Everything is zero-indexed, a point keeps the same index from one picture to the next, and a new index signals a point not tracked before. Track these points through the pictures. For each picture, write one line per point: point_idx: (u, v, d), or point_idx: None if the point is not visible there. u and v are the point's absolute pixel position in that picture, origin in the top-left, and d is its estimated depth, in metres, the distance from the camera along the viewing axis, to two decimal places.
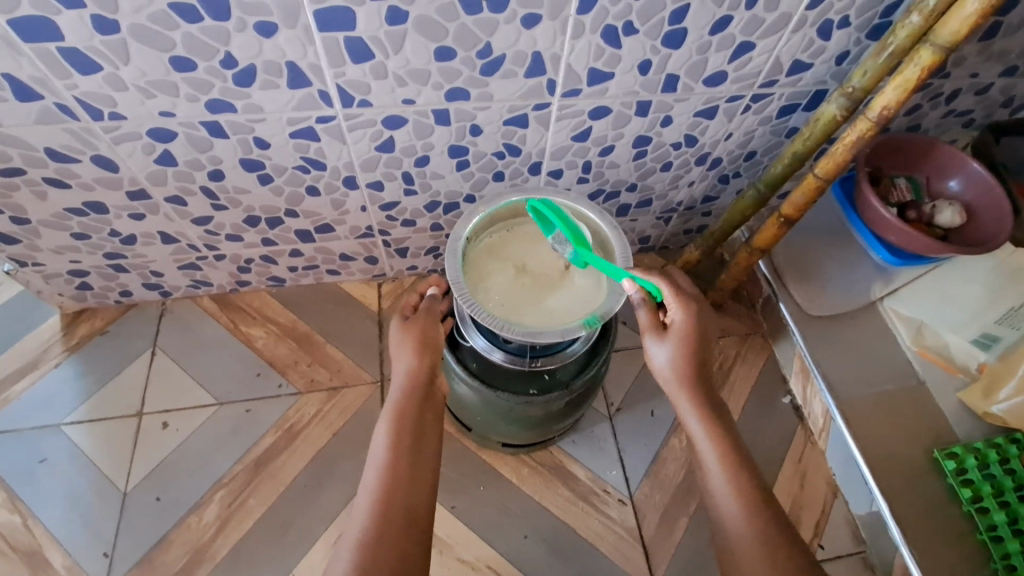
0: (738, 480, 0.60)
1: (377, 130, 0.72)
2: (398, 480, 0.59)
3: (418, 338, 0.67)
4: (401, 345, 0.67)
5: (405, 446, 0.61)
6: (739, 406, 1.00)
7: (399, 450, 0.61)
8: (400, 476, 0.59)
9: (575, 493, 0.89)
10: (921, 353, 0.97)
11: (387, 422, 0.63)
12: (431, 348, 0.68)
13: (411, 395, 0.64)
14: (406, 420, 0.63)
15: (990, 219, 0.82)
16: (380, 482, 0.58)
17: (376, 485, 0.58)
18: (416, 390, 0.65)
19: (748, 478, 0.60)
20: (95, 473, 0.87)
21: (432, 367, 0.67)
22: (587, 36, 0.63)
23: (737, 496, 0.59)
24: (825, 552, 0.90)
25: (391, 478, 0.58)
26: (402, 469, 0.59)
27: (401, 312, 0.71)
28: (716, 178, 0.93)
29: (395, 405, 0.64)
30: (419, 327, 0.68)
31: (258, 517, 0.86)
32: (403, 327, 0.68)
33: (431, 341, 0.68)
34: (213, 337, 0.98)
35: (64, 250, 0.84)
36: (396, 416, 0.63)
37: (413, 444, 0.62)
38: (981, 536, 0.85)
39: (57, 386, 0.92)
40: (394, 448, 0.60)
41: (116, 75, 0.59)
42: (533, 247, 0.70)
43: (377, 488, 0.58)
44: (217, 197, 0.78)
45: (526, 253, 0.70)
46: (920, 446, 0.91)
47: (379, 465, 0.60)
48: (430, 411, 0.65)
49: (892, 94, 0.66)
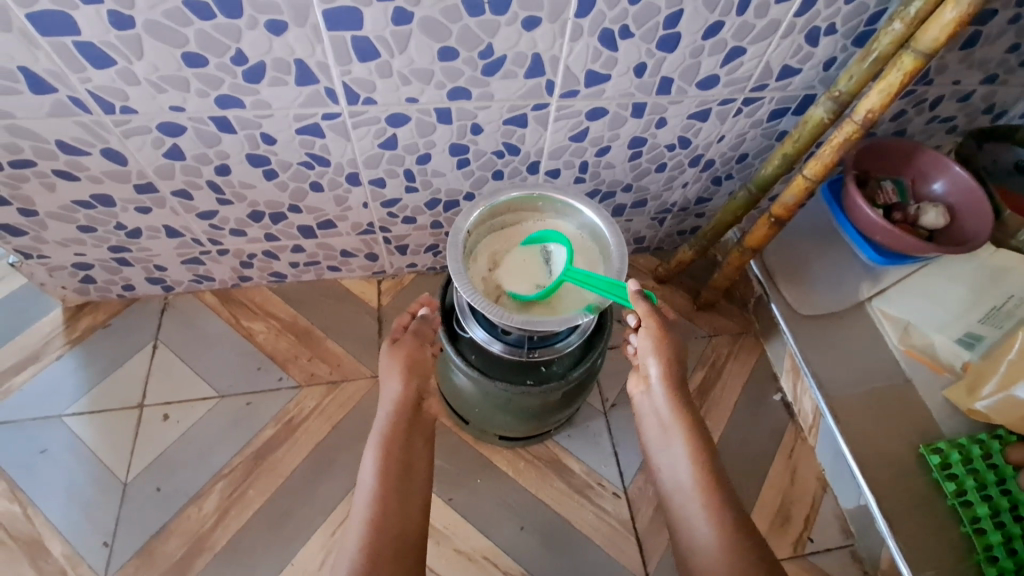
0: (703, 476, 0.67)
1: (381, 127, 0.74)
2: (387, 509, 0.61)
3: (405, 361, 0.70)
4: (388, 370, 0.70)
5: (393, 472, 0.64)
6: (732, 402, 1.02)
7: (387, 477, 0.63)
8: (389, 503, 0.62)
9: (570, 486, 0.91)
10: (908, 352, 0.99)
11: (375, 449, 0.65)
12: (417, 372, 0.70)
13: (398, 422, 0.67)
14: (393, 447, 0.65)
15: (973, 220, 0.85)
16: (369, 511, 0.61)
17: (365, 518, 0.61)
18: (403, 416, 0.68)
19: (712, 477, 0.67)
20: (95, 463, 0.88)
21: (419, 391, 0.70)
22: (585, 38, 0.66)
23: (701, 488, 0.66)
24: (814, 545, 0.92)
25: (381, 506, 0.61)
26: (390, 495, 0.62)
27: (392, 333, 0.74)
28: (710, 179, 0.96)
29: (383, 432, 0.66)
30: (406, 350, 0.71)
31: (257, 507, 0.87)
32: (392, 350, 0.71)
33: (417, 365, 0.70)
34: (214, 332, 0.99)
35: (69, 242, 0.85)
36: (384, 442, 0.65)
37: (402, 472, 0.64)
38: (965, 529, 0.87)
39: (58, 378, 0.93)
40: (383, 476, 0.63)
41: (130, 69, 0.61)
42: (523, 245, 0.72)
43: (367, 517, 0.61)
44: (223, 191, 0.80)
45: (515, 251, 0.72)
46: (907, 441, 0.94)
47: (367, 495, 0.62)
48: (417, 439, 0.68)
49: (876, 98, 0.69)
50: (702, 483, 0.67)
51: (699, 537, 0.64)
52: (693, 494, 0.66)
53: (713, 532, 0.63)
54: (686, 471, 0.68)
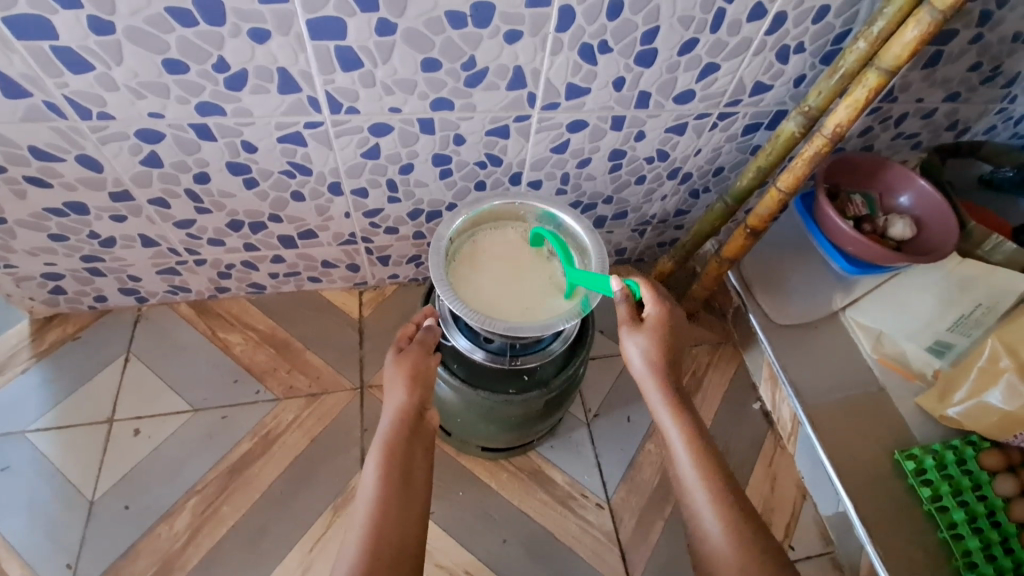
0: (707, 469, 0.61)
1: (363, 136, 0.74)
2: (388, 517, 0.58)
3: (410, 370, 0.67)
4: (393, 378, 0.67)
5: (395, 479, 0.60)
6: (713, 412, 1.03)
7: (388, 484, 0.60)
8: (390, 509, 0.58)
9: (553, 498, 0.90)
10: (881, 360, 1.02)
11: (377, 454, 0.62)
12: (422, 382, 0.67)
13: (401, 429, 0.64)
14: (396, 453, 0.62)
15: (938, 231, 0.88)
16: (371, 517, 0.57)
17: (364, 527, 0.56)
18: (407, 424, 0.65)
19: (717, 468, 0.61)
20: (60, 480, 0.84)
21: (422, 402, 0.67)
22: (565, 52, 0.68)
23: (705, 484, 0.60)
24: (796, 553, 0.93)
25: (381, 514, 0.58)
26: (391, 502, 0.59)
27: (397, 342, 0.70)
28: (687, 192, 0.98)
29: (385, 438, 0.63)
30: (412, 360, 0.68)
31: (231, 525, 0.83)
32: (397, 358, 0.68)
33: (422, 374, 0.67)
34: (189, 344, 0.97)
35: (39, 251, 0.83)
36: (387, 449, 0.62)
37: (403, 480, 0.61)
38: (942, 534, 0.89)
39: (23, 393, 0.89)
40: (384, 481, 0.60)
41: (108, 75, 0.60)
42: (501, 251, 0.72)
43: (367, 524, 0.57)
44: (201, 199, 0.79)
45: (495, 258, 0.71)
46: (883, 447, 0.96)
47: (368, 503, 0.58)
48: (419, 446, 0.65)
49: (844, 113, 0.71)
50: (707, 480, 0.60)
51: (710, 547, 0.57)
52: (701, 497, 0.60)
53: (728, 545, 0.56)
54: (689, 465, 0.61)
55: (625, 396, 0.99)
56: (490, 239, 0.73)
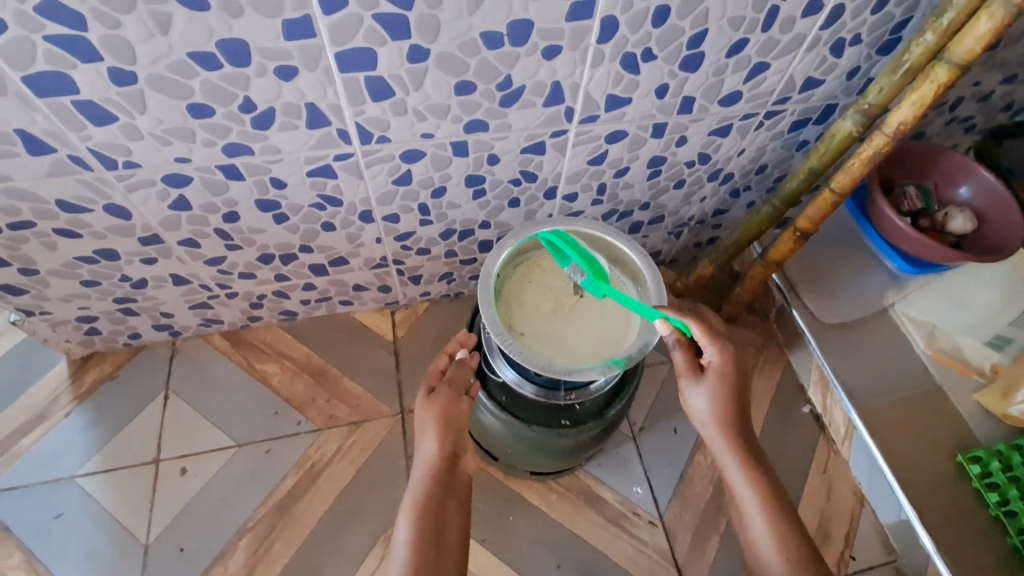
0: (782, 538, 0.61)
1: (395, 164, 0.71)
2: None
3: (439, 418, 0.64)
4: (424, 423, 0.64)
5: (427, 545, 0.58)
6: (761, 419, 1.00)
7: (420, 550, 0.58)
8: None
9: (605, 518, 0.88)
10: (935, 356, 0.98)
11: (408, 517, 0.60)
12: (452, 429, 0.64)
13: (432, 487, 0.61)
14: (427, 514, 0.60)
15: (1001, 224, 0.83)
16: None
17: None
18: (438, 480, 0.62)
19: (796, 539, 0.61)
20: (113, 524, 0.84)
21: (454, 452, 0.64)
22: (607, 64, 0.64)
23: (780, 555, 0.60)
24: (857, 563, 0.90)
25: None
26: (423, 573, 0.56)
27: (428, 380, 0.67)
28: (728, 192, 0.94)
29: (416, 497, 0.61)
30: (442, 403, 0.65)
31: (285, 563, 0.83)
32: (426, 402, 0.65)
33: (452, 420, 0.64)
34: (226, 377, 0.96)
35: (72, 298, 0.81)
36: (418, 511, 0.60)
37: (435, 545, 0.59)
38: (1013, 541, 0.85)
39: (67, 438, 0.89)
40: (415, 549, 0.58)
41: (132, 125, 0.57)
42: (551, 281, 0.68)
43: None
44: (231, 237, 0.77)
45: (545, 288, 0.67)
46: (943, 450, 0.92)
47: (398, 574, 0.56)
48: (451, 503, 0.62)
49: (908, 111, 0.66)
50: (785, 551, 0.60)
51: None
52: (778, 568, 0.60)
53: None
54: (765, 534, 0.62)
55: (671, 408, 0.96)
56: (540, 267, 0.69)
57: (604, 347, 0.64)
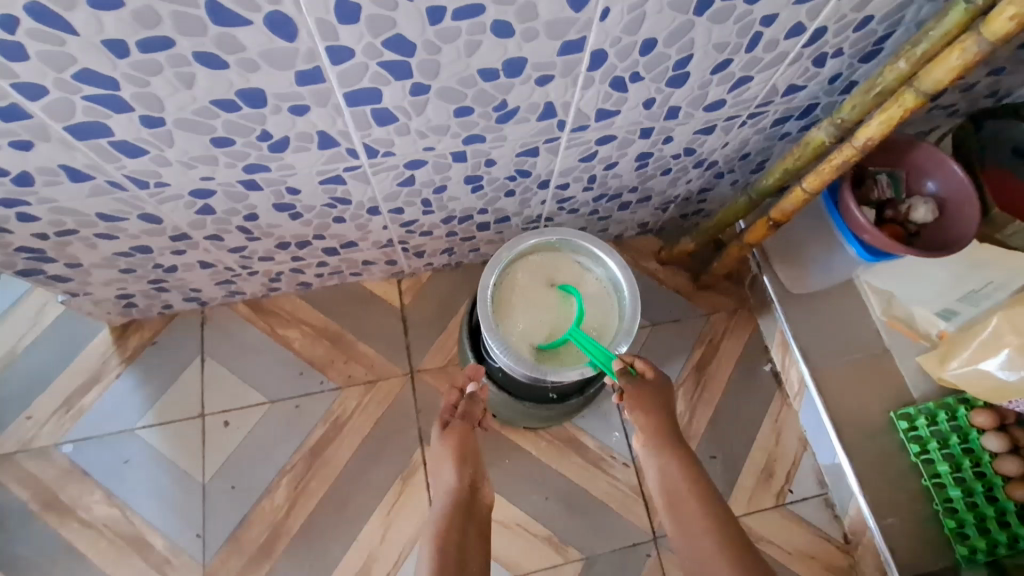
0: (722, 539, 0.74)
1: (399, 171, 0.77)
2: None
3: (457, 452, 0.80)
4: (444, 456, 0.80)
5: (450, 561, 0.71)
6: (727, 375, 1.14)
7: (444, 564, 0.70)
8: None
9: (587, 460, 1.05)
10: (890, 322, 1.09)
11: (432, 538, 0.73)
12: (468, 463, 0.81)
13: (454, 511, 0.76)
14: (450, 534, 0.74)
15: (960, 217, 0.89)
16: None
17: None
18: (458, 505, 0.77)
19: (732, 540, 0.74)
20: (173, 467, 1.00)
21: (469, 483, 0.80)
22: (596, 86, 0.67)
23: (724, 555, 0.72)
24: (794, 495, 1.08)
25: None
26: None
27: (443, 416, 0.83)
28: (712, 175, 0.99)
29: (438, 519, 0.75)
30: (458, 437, 0.81)
31: (320, 497, 1.00)
32: (445, 435, 0.82)
33: (467, 454, 0.81)
34: (253, 341, 1.07)
35: (112, 282, 0.90)
36: (441, 530, 0.74)
37: (458, 562, 0.71)
38: (926, 482, 1.02)
39: (122, 395, 1.03)
40: (440, 563, 0.70)
41: (162, 155, 0.63)
42: (538, 294, 0.84)
43: None
44: (251, 231, 0.84)
45: (533, 299, 0.84)
46: (881, 405, 1.07)
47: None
48: (470, 531, 0.76)
49: (876, 128, 0.70)
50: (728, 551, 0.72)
51: None
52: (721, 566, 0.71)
53: None
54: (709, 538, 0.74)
55: None
56: (529, 280, 0.85)
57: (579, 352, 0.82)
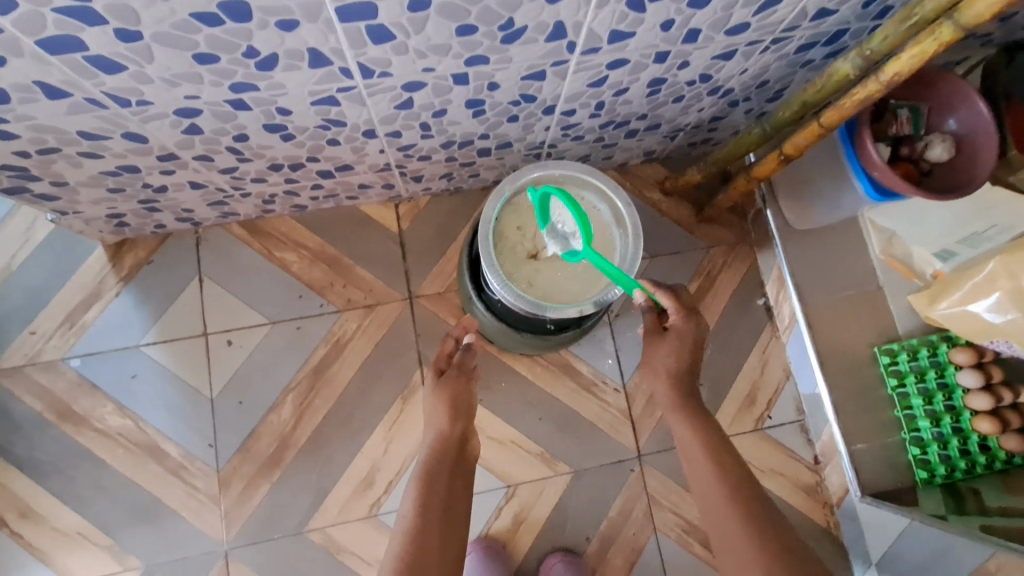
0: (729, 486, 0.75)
1: (397, 93, 0.72)
2: (429, 532, 0.70)
3: (448, 402, 0.83)
4: (436, 407, 0.83)
5: (434, 506, 0.72)
6: (721, 308, 1.16)
7: (428, 507, 0.72)
8: (430, 527, 0.70)
9: (579, 384, 1.09)
10: (887, 261, 1.10)
11: (417, 484, 0.75)
12: (460, 414, 0.83)
13: (441, 459, 0.78)
14: (435, 481, 0.75)
15: (975, 158, 0.86)
16: (412, 529, 0.70)
17: (407, 533, 0.69)
18: (446, 453, 0.79)
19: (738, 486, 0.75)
20: (180, 382, 1.04)
21: (459, 433, 0.82)
22: (612, 5, 0.62)
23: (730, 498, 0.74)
24: (773, 420, 1.15)
25: (422, 528, 0.70)
26: (429, 524, 0.70)
27: (438, 364, 0.89)
28: (726, 103, 0.94)
29: (425, 464, 0.77)
30: (451, 389, 0.84)
31: (324, 413, 1.05)
32: (438, 388, 0.85)
33: (459, 406, 0.83)
34: (251, 263, 1.07)
35: (102, 201, 0.88)
36: (427, 475, 0.76)
37: (442, 508, 0.73)
38: (898, 412, 1.06)
39: (123, 313, 1.04)
40: (423, 505, 0.72)
41: (142, 72, 0.59)
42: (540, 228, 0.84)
43: (408, 538, 0.69)
44: (242, 153, 0.81)
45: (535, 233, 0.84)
46: (867, 340, 1.10)
47: (407, 524, 0.70)
48: (457, 479, 0.77)
49: (905, 63, 0.66)
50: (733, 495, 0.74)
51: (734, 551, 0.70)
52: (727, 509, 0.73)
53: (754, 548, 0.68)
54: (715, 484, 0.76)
55: None
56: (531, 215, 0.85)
57: (580, 286, 0.83)
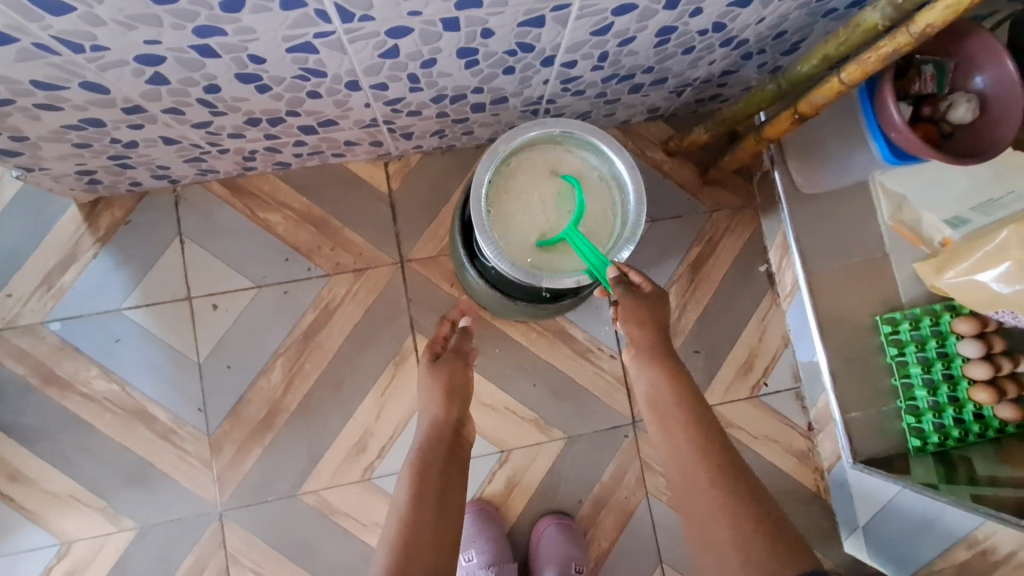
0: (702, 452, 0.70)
1: (381, 40, 0.66)
2: (425, 518, 0.68)
3: (444, 386, 0.81)
4: (433, 390, 0.81)
5: (430, 489, 0.71)
6: (722, 274, 1.13)
7: (423, 490, 0.70)
8: (426, 512, 0.68)
9: (574, 351, 1.08)
10: (895, 227, 1.06)
11: (411, 469, 0.73)
12: (457, 399, 0.81)
13: (438, 441, 0.76)
14: (432, 464, 0.73)
15: (1001, 121, 0.81)
16: (407, 513, 0.68)
17: (401, 515, 0.68)
18: (443, 436, 0.77)
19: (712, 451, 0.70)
20: (166, 346, 1.01)
21: (456, 418, 0.80)
22: None
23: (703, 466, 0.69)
24: (768, 387, 1.14)
25: (416, 513, 0.68)
26: (427, 510, 0.69)
27: (433, 348, 0.86)
28: (739, 56, 0.87)
29: (420, 447, 0.76)
30: (446, 372, 0.82)
31: (314, 378, 1.03)
32: (433, 369, 0.83)
33: (455, 389, 0.81)
34: (233, 223, 1.02)
35: (68, 157, 0.82)
36: (422, 458, 0.74)
37: (438, 492, 0.71)
38: (895, 381, 1.05)
39: (103, 275, 1.00)
40: (417, 489, 0.70)
41: (92, 13, 0.52)
42: (535, 193, 0.80)
43: (402, 522, 0.67)
44: (215, 105, 0.75)
45: (530, 198, 0.80)
46: (869, 308, 1.08)
47: (403, 506, 0.69)
48: (453, 463, 0.75)
49: (940, 13, 0.59)
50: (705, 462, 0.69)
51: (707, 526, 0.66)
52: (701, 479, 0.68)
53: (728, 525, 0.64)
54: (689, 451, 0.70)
55: None
56: (526, 179, 0.80)
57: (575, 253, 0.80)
